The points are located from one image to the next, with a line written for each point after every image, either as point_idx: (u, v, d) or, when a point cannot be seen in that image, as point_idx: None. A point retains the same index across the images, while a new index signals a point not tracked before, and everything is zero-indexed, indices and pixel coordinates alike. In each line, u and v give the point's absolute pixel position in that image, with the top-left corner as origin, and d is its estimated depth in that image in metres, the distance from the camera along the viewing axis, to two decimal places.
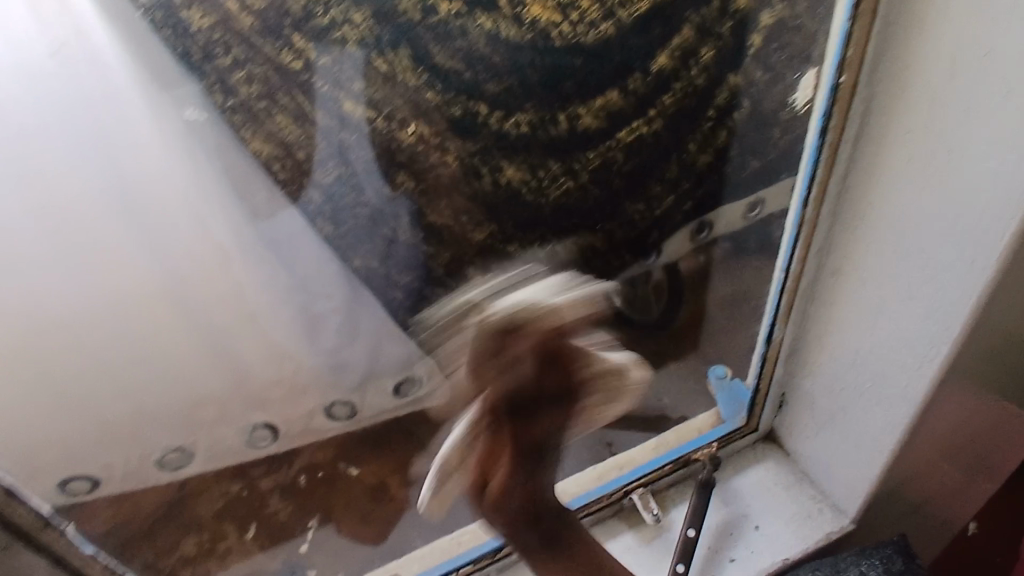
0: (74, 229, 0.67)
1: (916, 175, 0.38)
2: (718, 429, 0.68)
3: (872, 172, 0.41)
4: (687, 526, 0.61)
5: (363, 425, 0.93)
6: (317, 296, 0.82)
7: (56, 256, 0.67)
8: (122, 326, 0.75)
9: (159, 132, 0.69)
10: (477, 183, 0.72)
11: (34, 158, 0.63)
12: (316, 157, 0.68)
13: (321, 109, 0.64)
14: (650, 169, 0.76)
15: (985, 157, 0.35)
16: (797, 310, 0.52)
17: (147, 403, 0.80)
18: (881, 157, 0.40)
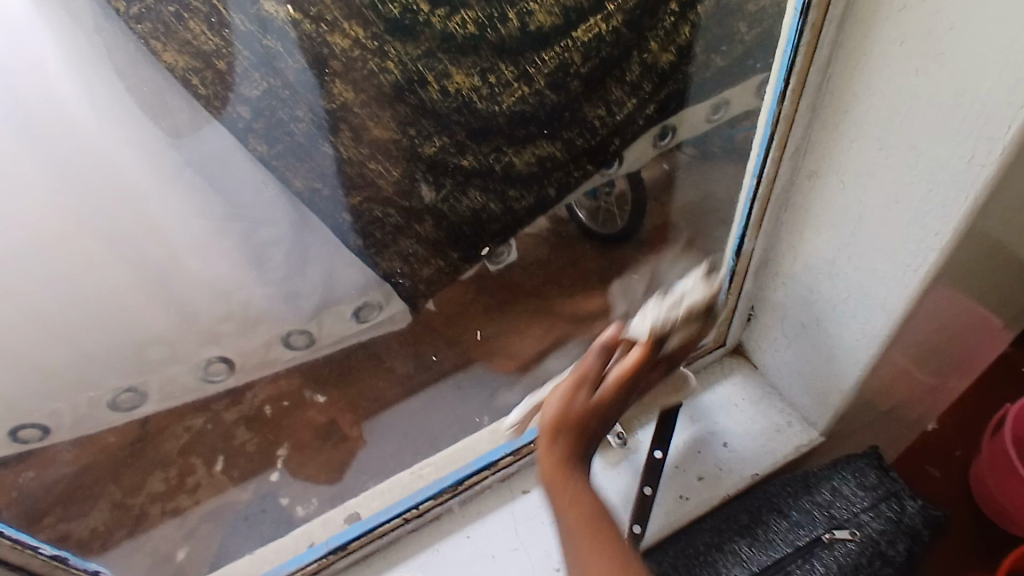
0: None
1: (909, 61, 0.34)
2: None
3: (857, 59, 0.37)
4: (653, 449, 0.60)
5: (324, 350, 0.92)
6: (260, 224, 0.77)
7: None
8: (47, 266, 0.69)
9: (66, 52, 0.62)
10: (424, 92, 0.65)
11: None
12: (240, 68, 0.60)
13: (237, 12, 0.57)
14: (611, 69, 0.70)
15: (989, 38, 0.31)
16: (769, 217, 0.49)
17: (86, 343, 0.75)
18: (870, 40, 0.36)
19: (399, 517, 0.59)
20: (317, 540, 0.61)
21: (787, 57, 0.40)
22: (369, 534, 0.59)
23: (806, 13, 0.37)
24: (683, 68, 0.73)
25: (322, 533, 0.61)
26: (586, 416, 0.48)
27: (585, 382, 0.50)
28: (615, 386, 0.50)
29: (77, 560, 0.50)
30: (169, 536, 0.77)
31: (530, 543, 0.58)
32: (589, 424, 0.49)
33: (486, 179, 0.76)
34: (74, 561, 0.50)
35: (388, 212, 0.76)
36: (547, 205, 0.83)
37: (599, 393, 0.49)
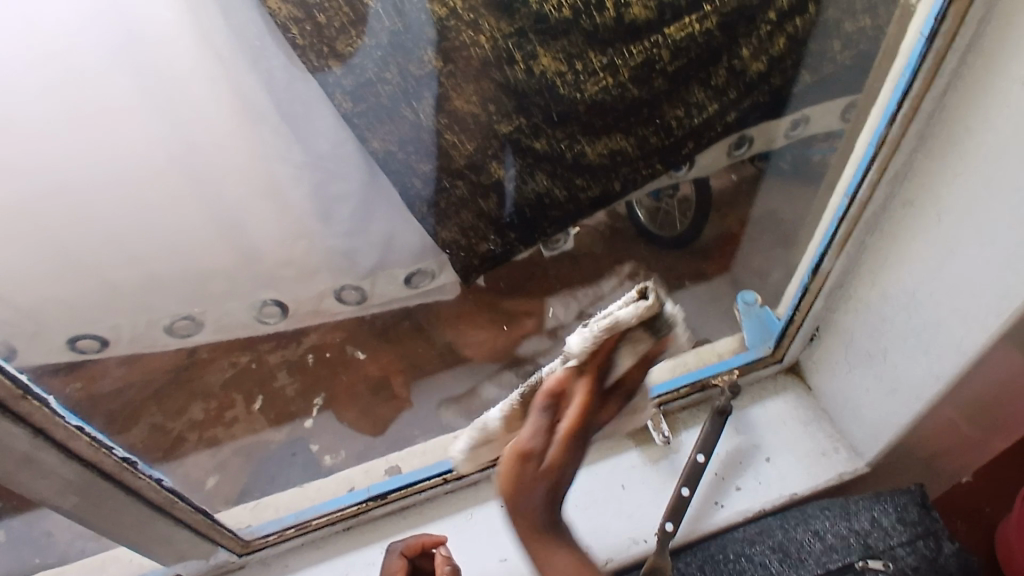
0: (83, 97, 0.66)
1: None
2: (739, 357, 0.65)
3: (977, 89, 0.36)
4: (695, 453, 0.60)
5: (374, 306, 0.95)
6: (337, 176, 0.79)
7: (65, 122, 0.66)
8: (130, 196, 0.73)
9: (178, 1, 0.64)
10: (511, 70, 0.66)
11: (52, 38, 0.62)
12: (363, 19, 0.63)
13: None
14: (698, 72, 0.69)
15: None
16: (852, 241, 0.48)
17: (155, 265, 0.80)
18: (995, 75, 0.35)
19: (439, 478, 0.60)
20: (357, 486, 0.63)
21: (904, 80, 0.39)
22: (409, 488, 0.60)
23: (932, 38, 0.36)
24: (770, 79, 0.72)
25: (361, 479, 0.64)
26: (574, 443, 0.42)
27: (540, 421, 0.42)
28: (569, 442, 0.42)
29: (143, 466, 0.50)
30: (203, 462, 0.77)
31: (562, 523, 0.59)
32: (548, 473, 0.42)
33: (556, 164, 0.76)
34: (141, 465, 0.50)
35: (456, 184, 0.76)
36: (612, 198, 0.82)
37: (563, 422, 0.42)
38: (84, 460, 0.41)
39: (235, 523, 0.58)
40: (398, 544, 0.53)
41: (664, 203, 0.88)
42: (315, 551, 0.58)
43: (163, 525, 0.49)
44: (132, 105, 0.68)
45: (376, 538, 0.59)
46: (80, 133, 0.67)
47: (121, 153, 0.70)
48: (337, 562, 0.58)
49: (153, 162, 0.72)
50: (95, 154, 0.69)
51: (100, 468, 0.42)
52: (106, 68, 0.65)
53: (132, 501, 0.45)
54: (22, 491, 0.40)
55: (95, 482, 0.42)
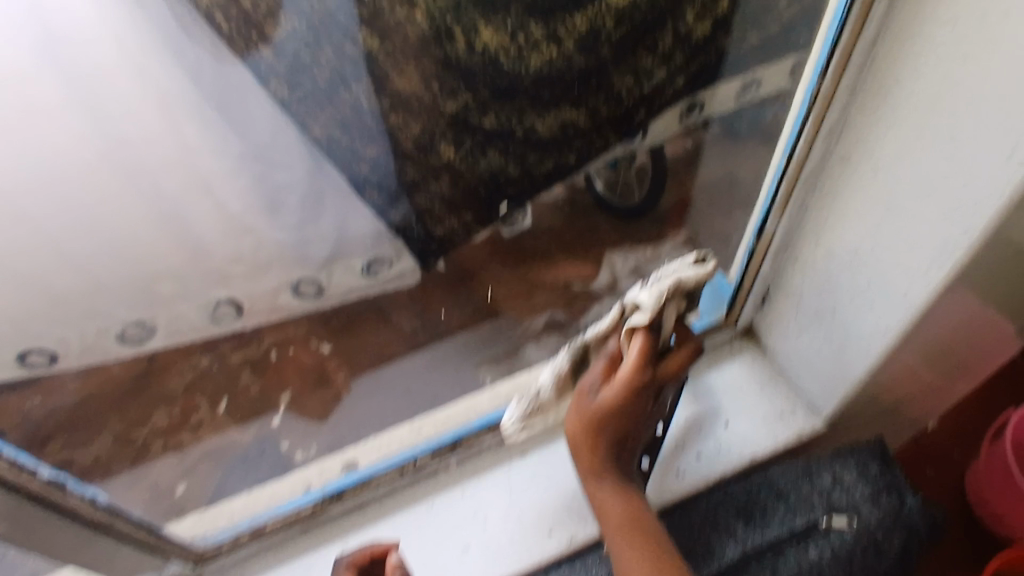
0: (13, 104, 0.65)
1: (957, 50, 0.33)
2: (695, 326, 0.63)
3: (902, 39, 0.36)
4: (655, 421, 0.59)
5: (332, 301, 0.91)
6: (277, 167, 0.80)
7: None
8: (63, 196, 0.72)
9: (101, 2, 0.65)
10: (450, 46, 0.64)
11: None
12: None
13: None
14: (643, 37, 0.68)
15: None
16: (795, 200, 0.48)
17: (96, 268, 0.78)
18: (918, 24, 0.34)
19: (396, 469, 0.59)
20: (313, 485, 0.62)
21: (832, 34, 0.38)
22: (365, 483, 0.59)
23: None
24: (716, 39, 0.72)
25: (318, 478, 0.62)
26: (605, 424, 0.49)
27: (585, 395, 0.51)
28: (627, 395, 0.48)
29: (74, 486, 0.48)
30: (168, 472, 0.73)
31: (525, 504, 0.58)
32: (608, 425, 0.49)
33: (506, 140, 0.74)
34: (71, 484, 0.48)
35: (405, 167, 0.75)
36: (565, 171, 0.81)
37: (621, 375, 0.49)
38: (8, 485, 0.39)
39: (187, 535, 0.57)
40: (343, 557, 0.49)
41: (620, 173, 0.88)
42: (271, 556, 0.57)
43: (105, 545, 0.47)
44: (62, 105, 0.67)
45: (336, 536, 0.57)
46: (13, 137, 0.66)
47: (58, 154, 0.69)
48: (296, 565, 0.56)
49: (91, 161, 0.71)
50: (30, 155, 0.68)
51: (27, 492, 0.40)
52: (30, 70, 0.64)
53: (68, 524, 0.44)
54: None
55: (26, 507, 0.41)
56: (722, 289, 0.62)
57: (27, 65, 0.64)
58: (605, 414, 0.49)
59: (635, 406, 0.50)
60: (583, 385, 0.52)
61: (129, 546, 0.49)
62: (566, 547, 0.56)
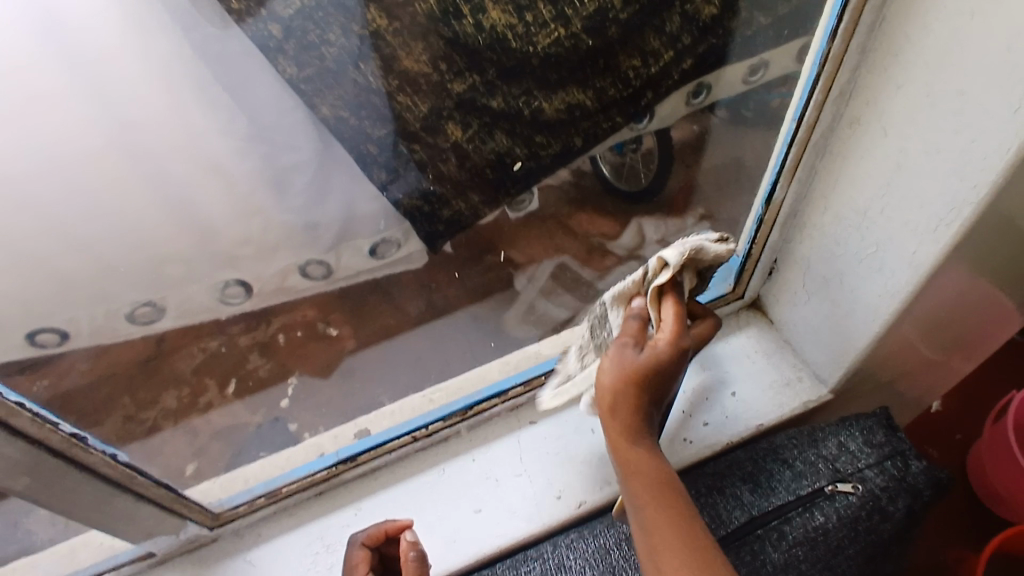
0: (23, 90, 0.66)
1: (968, 6, 0.33)
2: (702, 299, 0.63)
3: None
4: None
5: (340, 282, 0.93)
6: (283, 149, 0.80)
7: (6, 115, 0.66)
8: (69, 179, 0.73)
9: None
10: (458, 26, 0.65)
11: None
12: None
13: None
14: (650, 18, 0.68)
15: None
16: (805, 163, 0.48)
17: (105, 249, 0.79)
18: None
19: (408, 435, 0.60)
20: (327, 450, 0.62)
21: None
22: (379, 448, 0.59)
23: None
24: (724, 22, 0.72)
25: (331, 444, 0.63)
26: (645, 385, 0.46)
27: (621, 353, 0.47)
28: (672, 357, 0.46)
29: (95, 442, 0.48)
30: (182, 448, 0.73)
31: (535, 470, 0.59)
32: (645, 389, 0.46)
33: (513, 122, 0.75)
34: (93, 441, 0.48)
35: (412, 147, 0.76)
36: (573, 151, 0.81)
37: (661, 336, 0.46)
38: (29, 437, 0.40)
39: (204, 497, 0.58)
40: (359, 534, 0.51)
41: (626, 157, 0.89)
42: (288, 518, 0.58)
43: (125, 503, 0.48)
44: (64, 91, 0.68)
45: (349, 501, 0.58)
46: (18, 123, 0.67)
47: (59, 143, 0.70)
48: (309, 528, 0.57)
49: (94, 146, 0.72)
50: (39, 138, 0.69)
51: (48, 445, 0.41)
52: (35, 56, 0.66)
53: (86, 480, 0.44)
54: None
55: (45, 461, 0.41)
56: (732, 264, 0.61)
57: (32, 56, 0.66)
58: (645, 375, 0.46)
59: (674, 368, 0.47)
60: (614, 345, 0.48)
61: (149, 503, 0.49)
62: (577, 509, 0.57)
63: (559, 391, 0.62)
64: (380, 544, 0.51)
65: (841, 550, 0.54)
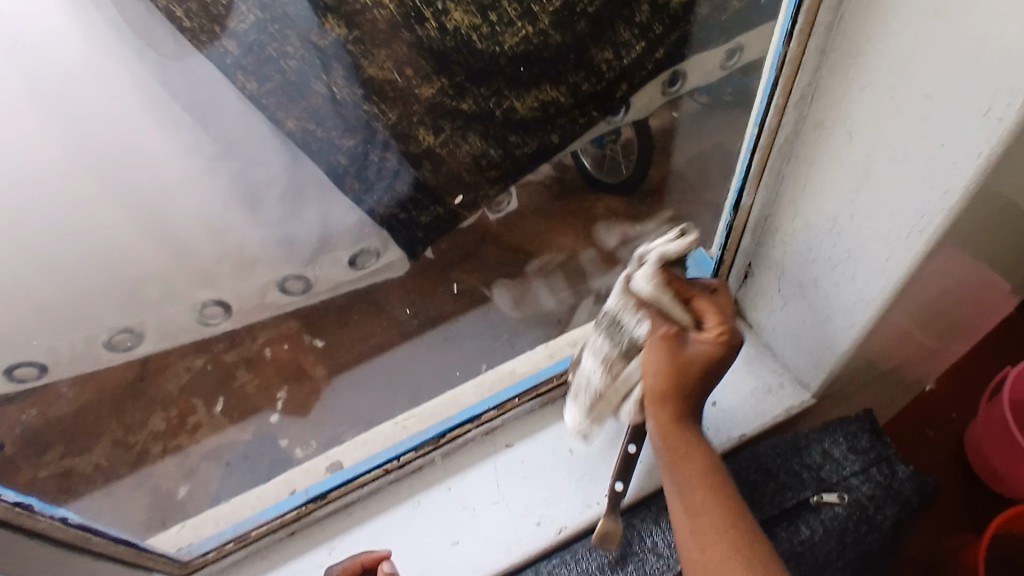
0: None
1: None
2: None
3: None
4: None
5: (321, 295, 0.91)
6: (255, 162, 0.77)
7: None
8: (35, 202, 0.69)
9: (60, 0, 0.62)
10: (422, 29, 0.63)
11: None
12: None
13: None
14: (621, 9, 0.67)
15: None
16: (770, 170, 0.47)
17: (76, 278, 0.75)
18: None
19: (379, 469, 0.59)
20: (297, 487, 0.61)
21: None
22: (350, 484, 0.58)
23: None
24: (695, 9, 0.70)
25: (302, 480, 0.62)
26: (703, 369, 0.47)
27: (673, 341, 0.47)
28: (723, 349, 0.47)
29: (41, 506, 0.47)
30: (171, 474, 0.75)
31: (512, 497, 0.58)
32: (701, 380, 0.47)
33: (487, 123, 0.74)
34: (39, 505, 0.47)
35: (385, 155, 0.74)
36: (549, 152, 0.80)
37: (710, 331, 0.47)
38: None
39: (172, 544, 0.56)
40: (335, 564, 0.50)
41: (607, 147, 0.86)
42: (261, 562, 0.56)
43: (83, 561, 0.47)
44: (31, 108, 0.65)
45: (323, 539, 0.57)
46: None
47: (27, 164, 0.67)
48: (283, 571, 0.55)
49: (66, 163, 0.69)
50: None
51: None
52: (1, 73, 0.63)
53: (39, 545, 0.44)
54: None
55: None
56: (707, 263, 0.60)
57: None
58: (704, 366, 0.47)
59: (727, 358, 0.48)
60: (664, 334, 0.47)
61: (109, 561, 0.49)
62: (555, 537, 0.56)
63: (530, 413, 0.63)
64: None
65: (828, 564, 0.53)
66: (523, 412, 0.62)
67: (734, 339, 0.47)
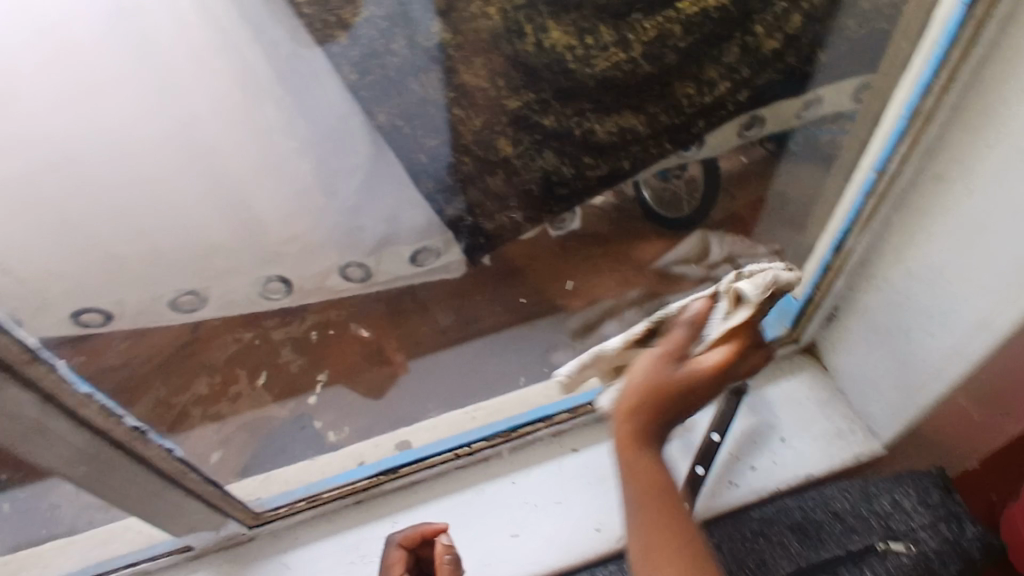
0: (85, 76, 0.66)
1: None
2: None
3: (1013, 59, 0.36)
4: (710, 431, 0.61)
5: (378, 287, 0.92)
6: (342, 152, 0.81)
7: (67, 97, 0.66)
8: (133, 167, 0.73)
9: None
10: (520, 45, 0.66)
11: (72, 46, 0.65)
12: None
13: None
14: (710, 48, 0.68)
15: None
16: (880, 215, 0.48)
17: (159, 241, 0.79)
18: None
19: (449, 452, 0.61)
20: (366, 460, 0.63)
21: (943, 48, 0.38)
22: (418, 463, 0.60)
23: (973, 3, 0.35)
24: (784, 56, 0.70)
25: (372, 453, 0.64)
26: (674, 399, 0.43)
27: (660, 362, 0.43)
28: (705, 378, 0.43)
29: (156, 434, 0.49)
30: (205, 437, 0.70)
31: (574, 499, 0.59)
32: (683, 406, 0.43)
33: (563, 142, 0.75)
34: (155, 434, 0.48)
35: (463, 159, 0.77)
36: (620, 176, 0.81)
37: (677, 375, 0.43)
38: (99, 429, 0.40)
39: (242, 495, 0.59)
40: (396, 535, 0.51)
41: (670, 185, 0.89)
42: (325, 525, 0.58)
43: (167, 498, 0.48)
44: (134, 78, 0.68)
45: (385, 512, 0.59)
46: (82, 106, 0.67)
47: (111, 130, 0.69)
48: (348, 537, 0.57)
49: (152, 138, 0.72)
50: (105, 129, 0.69)
51: (111, 437, 0.41)
52: (111, 44, 0.66)
53: (140, 472, 0.44)
54: (33, 457, 0.40)
55: (105, 453, 0.41)
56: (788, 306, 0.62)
57: (106, 46, 0.66)
58: (683, 394, 0.43)
59: (707, 391, 0.44)
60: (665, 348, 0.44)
61: (196, 500, 0.50)
62: (616, 543, 0.57)
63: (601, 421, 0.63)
64: (417, 546, 0.51)
65: None
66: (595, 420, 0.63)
67: (687, 383, 0.43)
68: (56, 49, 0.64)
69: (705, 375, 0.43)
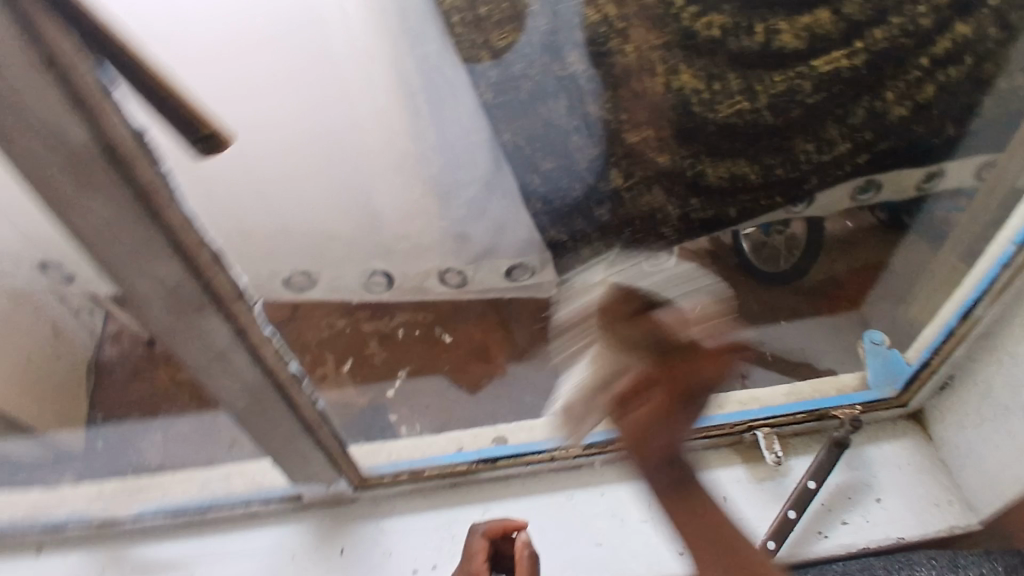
0: (247, 79, 0.68)
1: None
2: (863, 394, 0.68)
3: None
4: (807, 478, 0.62)
5: (470, 296, 0.96)
6: (463, 165, 0.82)
7: (234, 93, 0.68)
8: (276, 156, 0.77)
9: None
10: (649, 82, 0.69)
11: (249, 45, 0.66)
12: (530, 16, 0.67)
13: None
14: (835, 108, 0.68)
15: None
16: (1013, 289, 0.53)
17: (289, 222, 0.84)
18: None
19: (548, 454, 0.66)
20: (465, 447, 0.70)
21: None
22: (516, 458, 0.67)
23: None
24: (912, 126, 0.69)
25: (471, 442, 0.71)
26: (689, 395, 0.39)
27: (658, 389, 0.39)
28: (682, 405, 0.39)
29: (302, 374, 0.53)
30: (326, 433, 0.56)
31: (658, 518, 0.64)
32: (682, 404, 0.39)
33: (673, 180, 0.77)
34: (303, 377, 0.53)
35: (576, 186, 0.79)
36: (723, 222, 0.81)
37: (660, 401, 0.39)
38: (267, 366, 0.43)
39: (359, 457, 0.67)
40: (480, 526, 0.53)
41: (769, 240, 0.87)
42: (421, 500, 0.67)
43: (300, 447, 0.54)
44: (299, 76, 0.71)
45: (479, 498, 0.66)
46: (249, 101, 0.70)
47: (274, 121, 0.73)
48: (443, 513, 0.66)
49: (308, 130, 0.76)
50: (261, 121, 0.73)
51: (277, 378, 0.45)
52: (278, 42, 0.68)
53: (287, 413, 0.49)
54: (213, 387, 0.45)
55: (267, 391, 0.46)
56: (900, 371, 0.67)
57: (270, 40, 0.67)
58: (683, 396, 0.39)
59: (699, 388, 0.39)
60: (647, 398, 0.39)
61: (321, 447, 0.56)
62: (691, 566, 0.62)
63: (693, 452, 0.67)
64: (498, 540, 0.53)
65: None
66: (688, 449, 0.67)
67: (686, 397, 0.39)
68: (229, 47, 0.65)
69: (688, 385, 0.39)
